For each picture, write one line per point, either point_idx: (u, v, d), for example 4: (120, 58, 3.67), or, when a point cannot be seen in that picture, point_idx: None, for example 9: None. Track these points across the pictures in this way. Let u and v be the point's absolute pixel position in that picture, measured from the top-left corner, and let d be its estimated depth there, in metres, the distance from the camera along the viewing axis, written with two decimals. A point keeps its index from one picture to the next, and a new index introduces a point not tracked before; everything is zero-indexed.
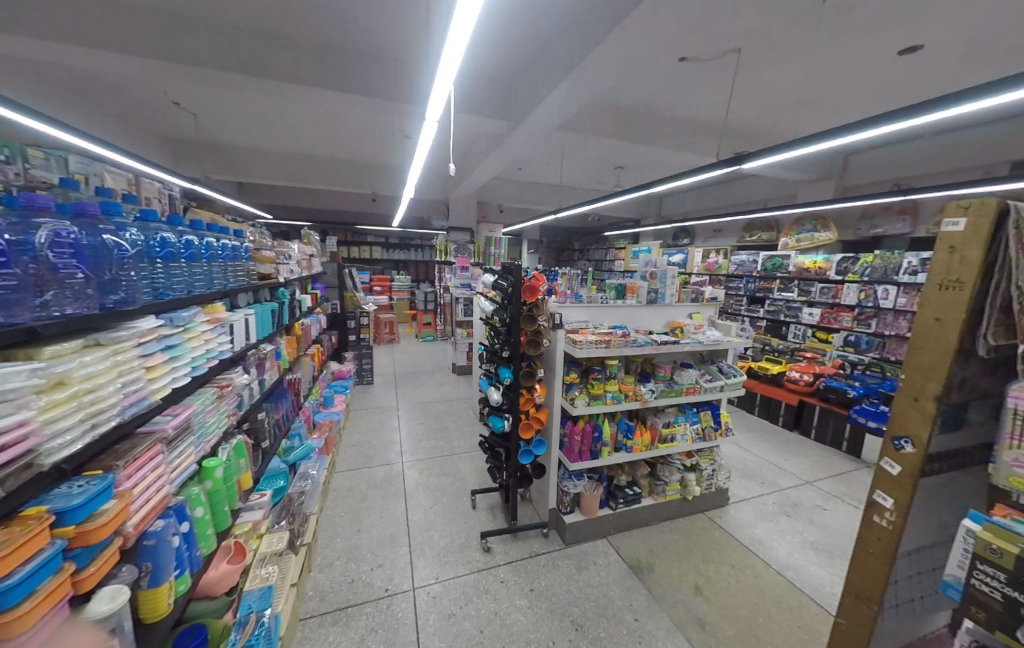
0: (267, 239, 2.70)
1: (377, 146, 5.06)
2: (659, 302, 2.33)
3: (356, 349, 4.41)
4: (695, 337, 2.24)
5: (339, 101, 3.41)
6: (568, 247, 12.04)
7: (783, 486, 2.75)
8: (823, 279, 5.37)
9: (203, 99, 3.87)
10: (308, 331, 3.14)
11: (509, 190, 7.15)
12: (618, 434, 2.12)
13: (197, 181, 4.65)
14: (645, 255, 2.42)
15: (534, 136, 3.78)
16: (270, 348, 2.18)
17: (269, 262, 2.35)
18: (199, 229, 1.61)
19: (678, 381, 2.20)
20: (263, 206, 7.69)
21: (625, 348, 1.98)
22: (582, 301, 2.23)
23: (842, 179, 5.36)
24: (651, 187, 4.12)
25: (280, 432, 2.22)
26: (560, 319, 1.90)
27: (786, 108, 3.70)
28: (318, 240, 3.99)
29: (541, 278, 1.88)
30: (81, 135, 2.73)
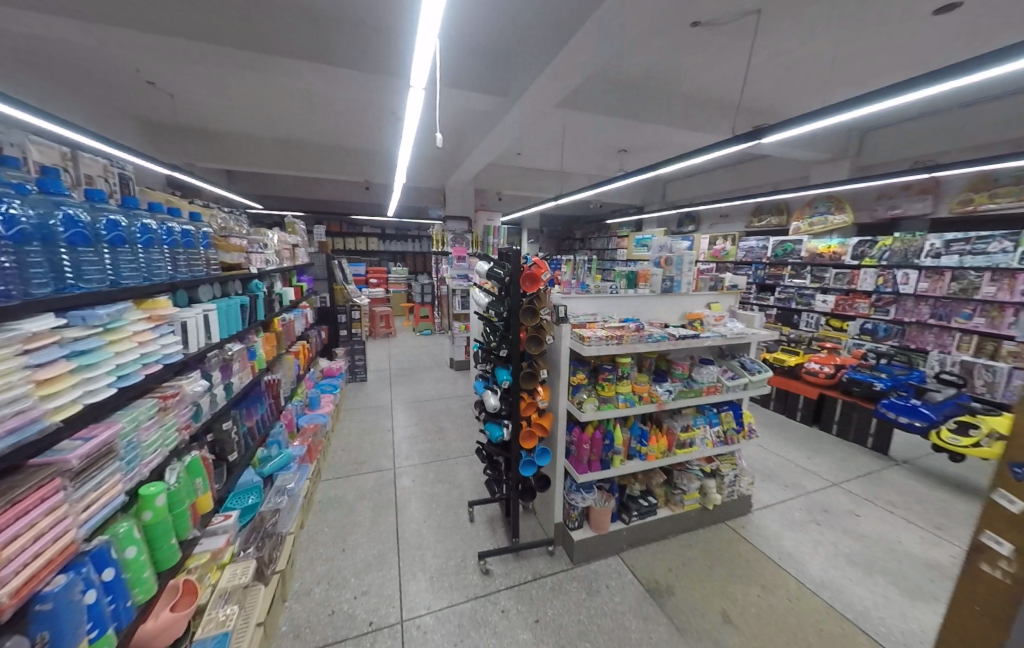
0: (239, 226, 2.43)
1: (365, 129, 4.75)
2: (675, 291, 2.07)
3: (347, 345, 4.17)
4: (717, 330, 1.99)
5: (317, 75, 3.13)
6: (569, 237, 11.72)
7: (808, 489, 2.54)
8: (838, 264, 5.06)
9: (176, 78, 3.58)
10: (290, 327, 2.90)
11: (508, 176, 6.83)
12: (631, 440, 1.89)
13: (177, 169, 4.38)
14: (657, 238, 2.15)
15: (533, 114, 3.48)
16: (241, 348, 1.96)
17: (239, 251, 2.09)
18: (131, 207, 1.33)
19: (698, 379, 1.96)
20: (253, 196, 7.40)
21: (639, 344, 1.74)
22: (589, 292, 1.97)
23: (859, 158, 5.02)
24: (659, 168, 3.83)
25: (255, 442, 2.01)
26: (565, 312, 1.67)
27: (805, 79, 3.39)
28: (304, 229, 3.72)
29: (543, 267, 1.64)
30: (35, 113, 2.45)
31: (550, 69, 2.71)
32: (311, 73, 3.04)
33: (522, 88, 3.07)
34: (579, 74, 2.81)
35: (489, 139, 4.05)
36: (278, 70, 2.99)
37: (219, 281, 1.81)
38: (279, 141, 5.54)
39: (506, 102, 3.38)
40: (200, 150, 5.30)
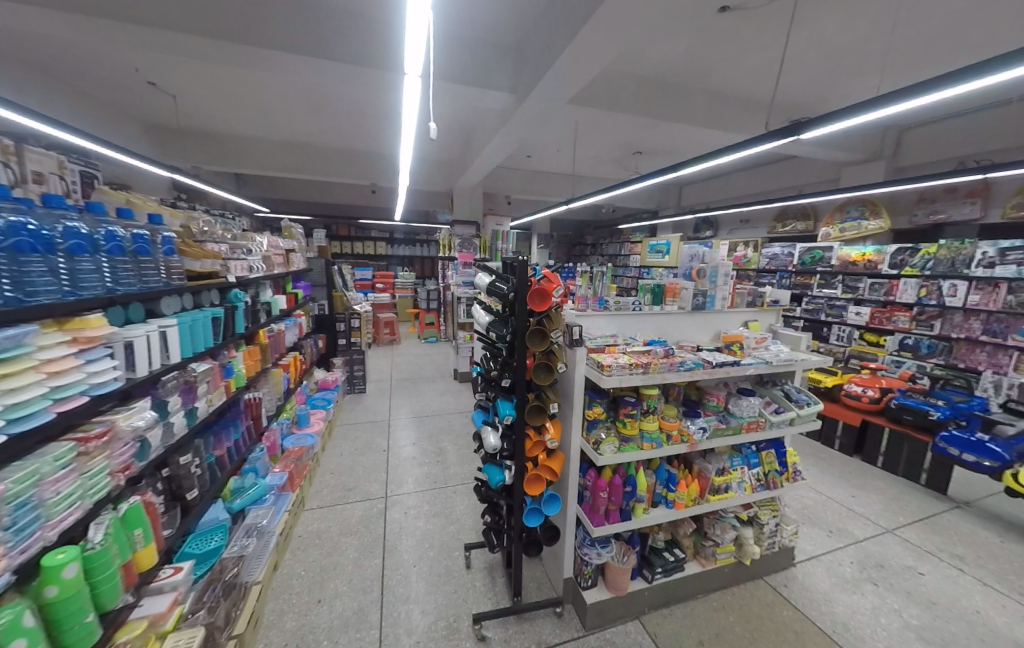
0: (220, 229, 2.21)
1: (370, 129, 4.57)
2: (708, 308, 1.78)
3: (345, 355, 3.94)
4: (759, 355, 1.68)
5: (312, 70, 2.94)
6: (580, 242, 11.47)
7: (858, 536, 2.20)
8: (874, 274, 4.63)
9: (173, 76, 3.43)
10: (280, 338, 2.69)
11: (517, 178, 6.58)
12: (656, 485, 1.60)
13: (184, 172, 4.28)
14: (687, 245, 1.86)
15: (544, 112, 3.22)
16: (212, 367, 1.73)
17: (216, 258, 1.86)
18: (55, 208, 1.07)
19: (737, 414, 1.65)
20: (261, 200, 7.34)
21: (668, 372, 1.46)
22: (608, 308, 1.70)
23: (895, 159, 4.62)
24: (682, 167, 3.46)
25: (224, 473, 1.77)
26: (579, 333, 1.41)
27: (843, 72, 3.06)
28: (301, 232, 3.53)
29: (555, 281, 1.37)
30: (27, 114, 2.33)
31: (563, 60, 2.44)
32: (306, 67, 2.84)
33: (532, 83, 2.81)
34: (595, 66, 2.54)
35: (497, 139, 3.81)
36: (272, 65, 2.81)
37: (185, 292, 1.57)
38: (285, 143, 5.41)
39: (515, 99, 3.13)
40: (205, 153, 5.19)
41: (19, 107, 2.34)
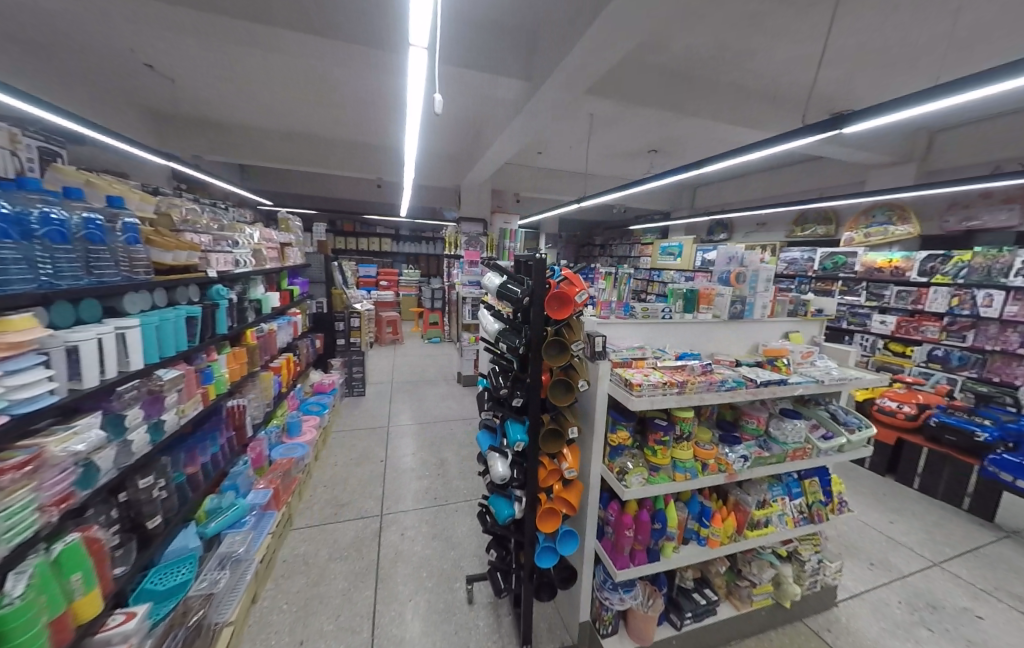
0: (203, 219, 2.02)
1: (374, 120, 4.39)
2: (746, 317, 1.57)
3: (344, 356, 3.75)
4: (806, 373, 1.45)
5: (310, 51, 2.72)
6: (589, 242, 11.24)
7: (903, 570, 1.97)
8: (901, 281, 4.33)
9: (168, 59, 3.26)
10: (272, 338, 2.52)
11: (526, 175, 6.39)
12: (688, 520, 1.39)
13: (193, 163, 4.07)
14: (723, 248, 1.66)
15: (558, 102, 3.00)
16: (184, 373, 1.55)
17: (195, 250, 1.67)
18: None
19: (781, 439, 1.44)
20: (264, 193, 7.19)
21: (707, 393, 1.24)
22: (634, 316, 1.49)
23: (924, 160, 4.29)
24: (700, 166, 3.20)
25: (196, 493, 1.61)
26: (603, 346, 1.20)
27: (885, 66, 2.78)
28: (300, 226, 3.34)
29: (577, 284, 1.16)
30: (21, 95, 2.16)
31: (579, 43, 2.23)
32: (304, 47, 2.65)
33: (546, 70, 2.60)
34: (615, 52, 2.32)
35: (507, 132, 3.61)
36: (267, 45, 2.61)
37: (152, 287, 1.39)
38: (287, 134, 5.22)
39: (529, 87, 2.92)
40: (205, 142, 4.92)
41: (21, 91, 2.19)
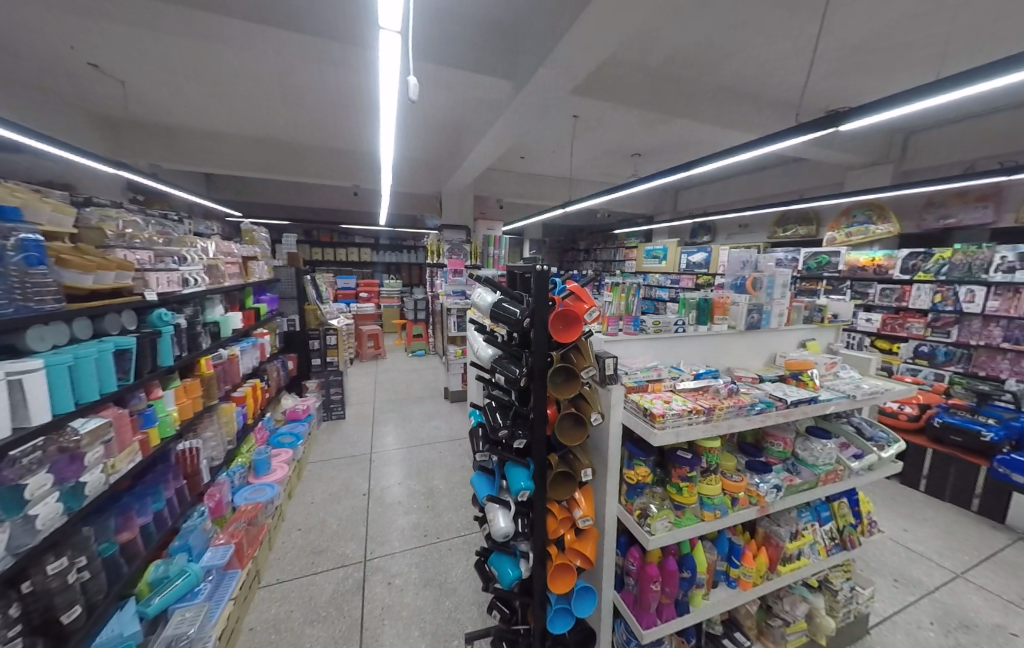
0: (145, 232, 1.75)
1: (348, 124, 4.16)
2: (763, 327, 1.44)
3: (321, 376, 3.45)
4: (834, 387, 1.32)
5: (271, 46, 2.46)
6: (573, 247, 11.18)
7: (927, 584, 1.81)
8: (884, 279, 4.34)
9: (113, 59, 2.96)
10: (235, 364, 2.25)
11: (509, 180, 6.25)
12: (717, 562, 1.22)
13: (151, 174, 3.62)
14: (736, 251, 1.54)
15: (543, 104, 2.86)
16: (113, 420, 1.29)
17: (127, 270, 1.41)
18: None
19: (810, 462, 1.29)
20: (233, 204, 6.79)
21: (736, 419, 1.08)
22: (644, 330, 1.33)
23: (901, 161, 4.36)
24: (684, 168, 3.07)
25: (132, 564, 1.35)
26: (615, 367, 1.01)
27: (869, 68, 2.73)
28: (267, 237, 3.06)
29: (586, 300, 0.98)
30: None
31: (563, 41, 2.08)
32: (263, 42, 2.42)
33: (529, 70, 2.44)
34: (601, 51, 2.18)
35: (489, 135, 3.44)
36: (221, 38, 2.36)
37: (67, 318, 1.15)
38: (258, 140, 4.90)
39: (513, 87, 2.76)
40: (163, 150, 4.56)
41: None
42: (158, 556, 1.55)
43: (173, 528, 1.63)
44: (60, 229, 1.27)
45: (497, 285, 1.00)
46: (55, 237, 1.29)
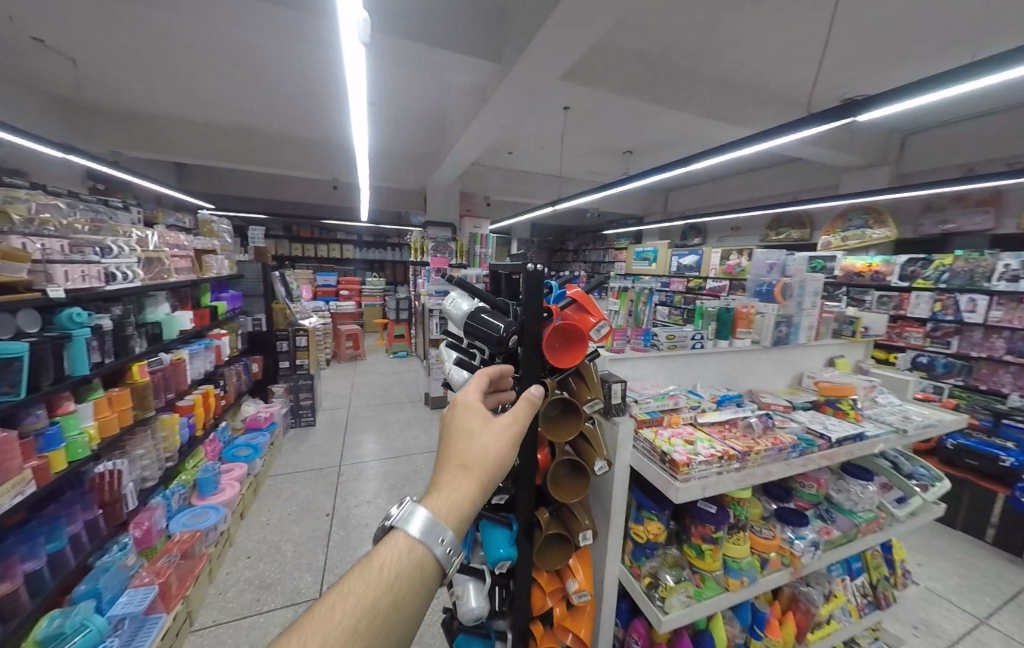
0: (68, 218, 1.25)
1: (321, 118, 3.80)
2: (791, 342, 1.25)
3: (288, 381, 3.04)
4: (876, 418, 1.13)
5: (216, 10, 2.08)
6: (562, 247, 10.99)
7: (950, 633, 1.60)
8: (882, 285, 4.22)
9: (40, 54, 2.60)
10: (179, 371, 1.73)
11: (497, 175, 5.98)
12: (738, 635, 1.00)
13: (114, 162, 3.06)
14: (760, 253, 1.32)
15: (533, 93, 2.55)
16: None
17: (19, 261, 0.97)
18: None
19: (847, 508, 1.10)
20: (205, 197, 6.35)
21: (773, 465, 0.86)
22: (655, 346, 1.10)
23: (898, 164, 4.25)
24: (680, 163, 2.71)
25: (8, 626, 0.93)
26: (622, 395, 0.83)
27: (883, 59, 2.54)
28: (229, 229, 2.73)
29: (592, 311, 0.76)
30: None
31: (552, 24, 1.81)
32: (204, 7, 2.08)
33: (515, 56, 2.15)
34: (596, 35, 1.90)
35: (475, 128, 3.15)
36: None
37: None
38: (231, 128, 4.17)
39: (498, 71, 2.44)
40: (128, 138, 3.81)
41: None
42: (57, 605, 1.13)
43: (83, 566, 1.22)
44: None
45: (472, 290, 0.71)
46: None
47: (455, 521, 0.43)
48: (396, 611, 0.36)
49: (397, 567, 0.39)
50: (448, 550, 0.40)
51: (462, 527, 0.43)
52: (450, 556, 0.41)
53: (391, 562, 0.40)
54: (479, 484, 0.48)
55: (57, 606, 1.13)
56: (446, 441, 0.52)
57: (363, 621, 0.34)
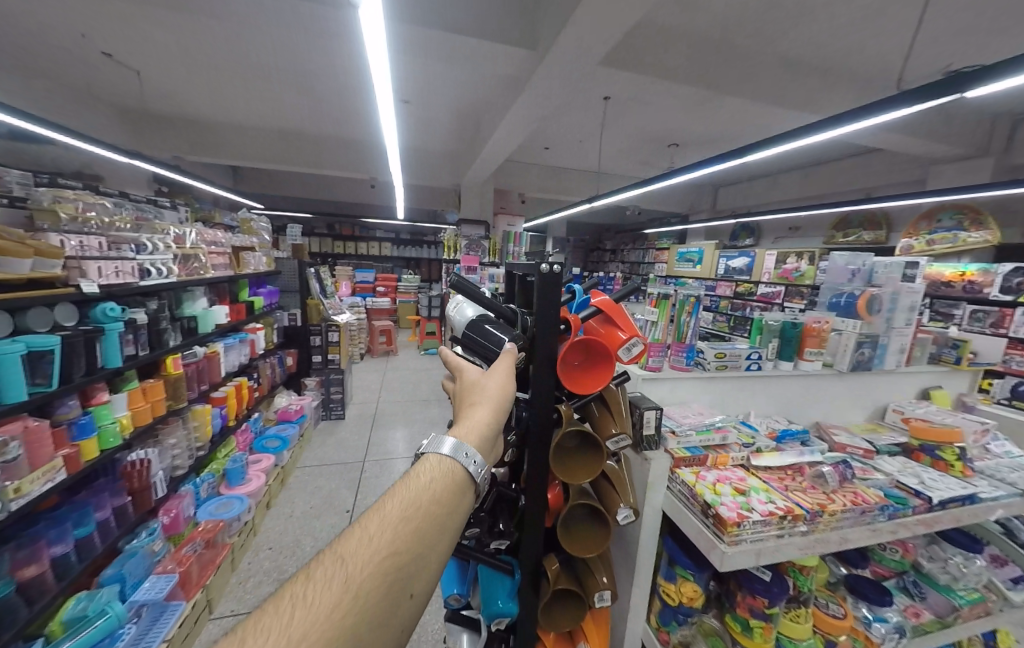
0: (112, 217, 1.25)
1: (359, 119, 3.85)
2: (874, 369, 1.06)
3: (320, 375, 3.14)
4: (991, 474, 0.92)
5: (257, 15, 2.12)
6: (599, 247, 10.63)
7: None
8: (977, 299, 3.34)
9: (113, 68, 2.84)
10: (214, 364, 1.77)
11: (533, 173, 5.84)
12: None
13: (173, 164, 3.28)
14: (841, 254, 1.14)
15: (568, 84, 2.38)
16: (20, 437, 0.84)
17: (54, 257, 0.97)
18: None
19: (942, 583, 0.93)
20: (258, 197, 6.78)
21: (851, 531, 0.69)
22: (701, 365, 0.94)
23: (1007, 154, 3.55)
24: (732, 155, 2.41)
25: (35, 608, 0.88)
26: (653, 424, 0.70)
27: (997, 24, 2.08)
28: (267, 226, 2.82)
29: (622, 326, 0.61)
30: (75, 134, 1.96)
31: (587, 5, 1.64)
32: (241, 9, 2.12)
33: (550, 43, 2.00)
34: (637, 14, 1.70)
35: (509, 121, 3.02)
36: (190, 6, 2.09)
37: None
38: (279, 132, 4.37)
39: (533, 62, 2.30)
40: (193, 143, 4.13)
41: (73, 129, 1.97)
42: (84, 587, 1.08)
43: (112, 549, 1.17)
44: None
45: (474, 294, 0.58)
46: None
47: (476, 440, 0.44)
48: (436, 511, 0.39)
49: (431, 480, 0.41)
50: (471, 458, 0.42)
51: (488, 445, 0.44)
52: (479, 465, 0.42)
53: (425, 475, 0.42)
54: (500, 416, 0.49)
55: (83, 589, 1.08)
56: (462, 380, 0.53)
57: (405, 517, 0.37)
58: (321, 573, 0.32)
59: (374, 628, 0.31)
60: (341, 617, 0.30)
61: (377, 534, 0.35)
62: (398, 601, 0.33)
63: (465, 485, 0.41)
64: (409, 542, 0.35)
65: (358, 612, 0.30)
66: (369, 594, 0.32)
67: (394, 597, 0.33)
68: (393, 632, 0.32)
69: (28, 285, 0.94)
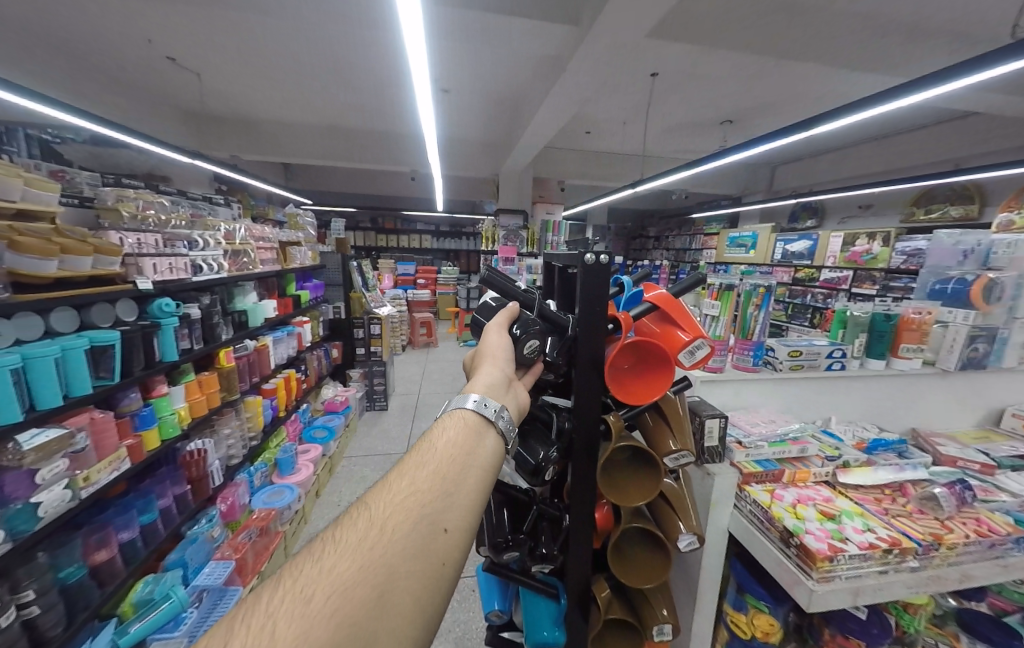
0: (167, 215, 1.32)
1: (396, 111, 3.87)
2: (988, 368, 0.89)
3: (365, 366, 3.23)
4: None
5: (297, 5, 2.15)
6: (642, 233, 10.12)
7: None
8: None
9: (172, 75, 3.04)
10: (264, 356, 1.86)
11: (571, 158, 5.63)
12: None
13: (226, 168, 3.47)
14: (944, 234, 0.97)
15: (607, 60, 2.23)
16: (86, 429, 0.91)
17: (113, 255, 1.02)
18: None
19: None
20: (307, 193, 7.10)
21: (974, 567, 0.58)
22: (770, 365, 0.83)
23: None
24: (793, 127, 2.14)
25: (106, 590, 0.97)
26: (714, 431, 0.63)
27: None
28: (312, 221, 2.92)
29: (681, 324, 0.52)
30: (148, 139, 2.13)
31: None
32: (284, 5, 2.15)
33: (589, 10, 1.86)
34: None
35: (545, 103, 2.89)
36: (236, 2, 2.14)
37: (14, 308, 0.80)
38: (321, 128, 4.50)
39: (571, 34, 2.17)
40: (245, 144, 4.39)
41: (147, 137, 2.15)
42: (152, 570, 1.18)
43: (176, 534, 1.26)
44: (41, 208, 0.89)
45: (504, 290, 0.53)
46: (34, 217, 0.92)
47: (482, 387, 0.44)
48: (455, 454, 0.38)
49: (445, 432, 0.41)
50: (494, 408, 0.42)
51: (495, 388, 0.44)
52: (498, 412, 0.42)
53: (442, 427, 0.42)
54: (512, 376, 0.49)
55: (151, 570, 1.18)
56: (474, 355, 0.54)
57: (422, 463, 0.37)
58: (345, 524, 0.32)
59: (409, 559, 0.30)
60: (369, 554, 0.29)
61: (395, 485, 0.35)
62: (431, 536, 0.31)
63: (484, 429, 0.41)
64: (429, 483, 0.35)
65: (384, 548, 0.29)
66: (396, 533, 0.31)
67: (426, 534, 0.31)
68: (430, 567, 0.30)
69: (91, 281, 1.01)
